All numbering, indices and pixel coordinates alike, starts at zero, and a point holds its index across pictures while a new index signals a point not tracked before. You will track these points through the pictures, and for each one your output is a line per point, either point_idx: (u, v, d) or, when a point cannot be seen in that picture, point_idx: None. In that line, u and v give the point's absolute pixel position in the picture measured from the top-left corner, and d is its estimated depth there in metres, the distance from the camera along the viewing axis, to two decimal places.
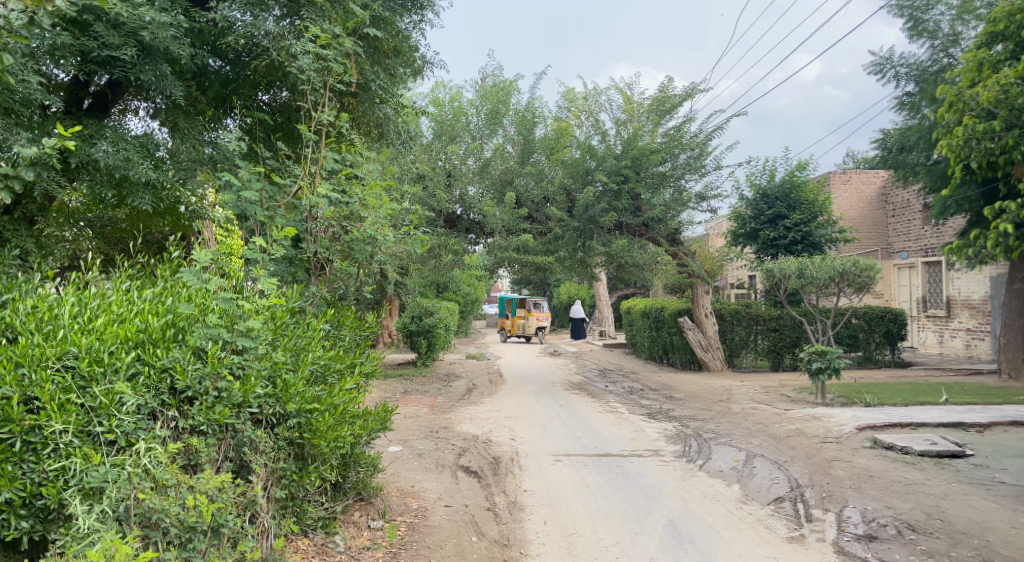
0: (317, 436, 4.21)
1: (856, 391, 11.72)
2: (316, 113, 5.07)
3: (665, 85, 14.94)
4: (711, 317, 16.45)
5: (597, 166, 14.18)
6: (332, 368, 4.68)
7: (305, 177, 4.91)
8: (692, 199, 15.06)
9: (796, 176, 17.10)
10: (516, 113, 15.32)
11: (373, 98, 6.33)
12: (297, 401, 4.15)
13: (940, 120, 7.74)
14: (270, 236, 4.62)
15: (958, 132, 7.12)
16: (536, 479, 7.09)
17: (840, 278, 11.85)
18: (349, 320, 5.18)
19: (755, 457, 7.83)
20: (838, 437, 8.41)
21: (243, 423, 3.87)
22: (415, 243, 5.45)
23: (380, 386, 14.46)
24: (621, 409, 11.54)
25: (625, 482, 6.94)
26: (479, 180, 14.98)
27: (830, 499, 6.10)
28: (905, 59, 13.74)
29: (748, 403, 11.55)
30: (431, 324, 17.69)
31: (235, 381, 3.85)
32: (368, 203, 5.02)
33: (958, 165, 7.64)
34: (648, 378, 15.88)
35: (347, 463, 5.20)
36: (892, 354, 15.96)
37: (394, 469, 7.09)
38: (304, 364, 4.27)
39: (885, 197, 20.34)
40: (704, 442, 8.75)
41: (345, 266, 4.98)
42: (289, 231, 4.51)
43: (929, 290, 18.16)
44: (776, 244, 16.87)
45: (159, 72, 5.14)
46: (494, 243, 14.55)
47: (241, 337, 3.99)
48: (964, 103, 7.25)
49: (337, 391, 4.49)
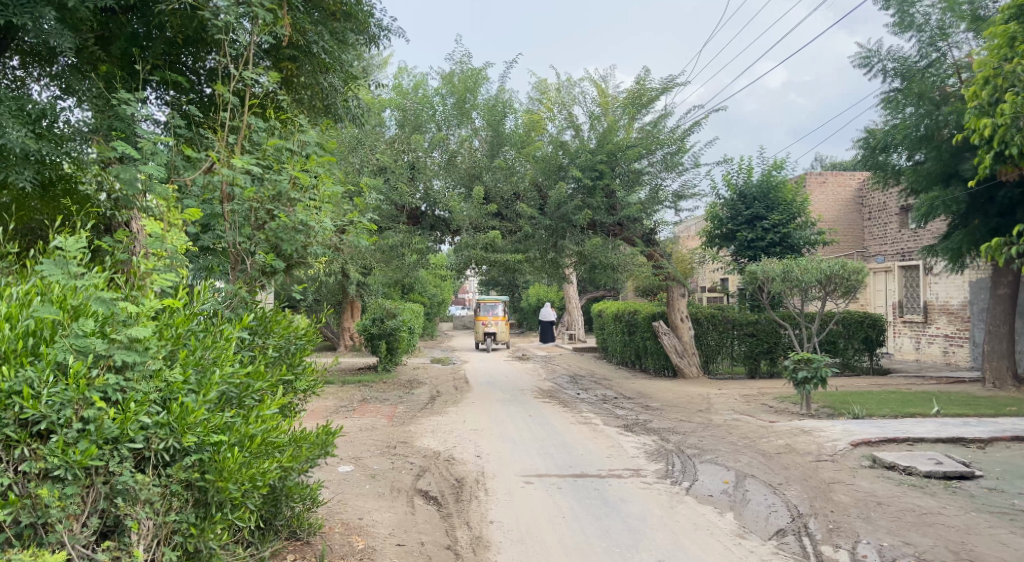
0: (223, 478, 3.14)
1: (842, 401, 11.12)
2: (235, 69, 4.13)
3: (642, 77, 14.26)
4: (687, 321, 15.77)
5: (569, 161, 13.49)
6: (252, 387, 3.64)
7: (220, 147, 3.91)
8: (668, 198, 14.41)
9: (774, 175, 16.57)
10: (485, 103, 14.45)
11: (318, 64, 5.54)
12: (198, 433, 3.09)
13: (975, 100, 7.11)
14: (171, 219, 3.65)
15: (1004, 109, 6.45)
16: (505, 507, 6.21)
17: (827, 282, 11.24)
18: (280, 325, 4.24)
19: (746, 478, 7.10)
20: (833, 455, 7.74)
21: (118, 465, 2.88)
22: (360, 235, 4.47)
23: (337, 394, 13.44)
24: (595, 420, 10.75)
25: (604, 510, 6.12)
26: (446, 173, 13.89)
27: (838, 533, 5.35)
28: (892, 53, 13.29)
29: (730, 414, 10.88)
30: (393, 327, 16.68)
31: (109, 408, 2.87)
32: (300, 181, 4.02)
33: (993, 149, 7.02)
34: (621, 384, 15.18)
35: (276, 497, 4.24)
36: (870, 360, 15.55)
37: (340, 497, 6.15)
38: (209, 385, 3.24)
39: (861, 198, 20.04)
40: (688, 460, 8.00)
41: (270, 259, 3.98)
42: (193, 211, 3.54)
43: (906, 295, 17.83)
44: (754, 246, 16.33)
45: (42, 18, 4.19)
46: (461, 241, 13.60)
47: (122, 350, 3.01)
48: (1005, 78, 6.66)
49: (254, 418, 3.45)
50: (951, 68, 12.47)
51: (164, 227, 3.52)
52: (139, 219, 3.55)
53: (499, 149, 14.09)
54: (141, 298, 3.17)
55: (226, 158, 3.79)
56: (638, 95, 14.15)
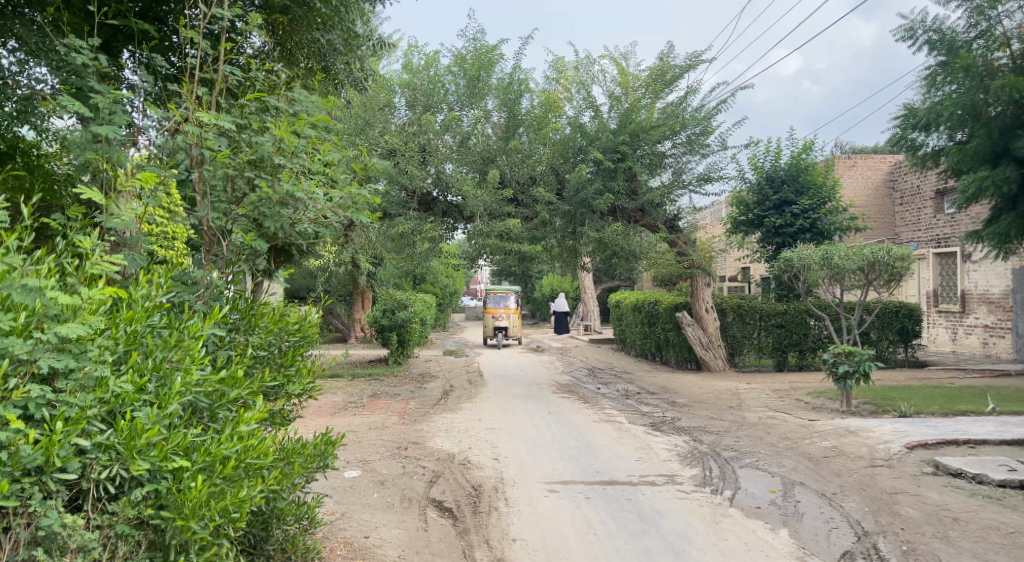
0: (184, 516, 2.43)
1: (886, 397, 10.39)
2: (208, 8, 3.41)
3: (665, 53, 13.47)
4: (712, 312, 15.01)
5: (588, 143, 12.76)
6: (226, 396, 2.92)
7: (187, 100, 3.19)
8: (692, 181, 13.73)
9: (804, 158, 15.70)
10: (501, 83, 13.09)
11: (313, 16, 4.89)
12: (149, 459, 2.40)
13: None
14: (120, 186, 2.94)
15: None
16: (527, 520, 5.53)
17: (869, 269, 10.44)
18: (268, 319, 3.53)
19: (794, 486, 6.40)
20: (888, 458, 7.06)
21: (42, 503, 2.20)
22: (361, 210, 3.61)
23: (347, 389, 12.88)
24: (619, 417, 10.06)
25: (640, 525, 5.43)
26: (459, 157, 12.97)
27: (916, 557, 4.71)
28: (937, 23, 12.43)
29: (764, 411, 10.20)
30: (405, 318, 16.04)
31: (28, 430, 2.20)
32: (286, 143, 3.30)
33: None
34: (642, 378, 14.48)
35: (265, 521, 3.61)
36: (905, 352, 14.76)
37: (344, 509, 5.53)
38: (168, 397, 2.55)
39: (892, 182, 19.16)
40: (726, 464, 7.31)
41: (251, 239, 3.26)
42: (149, 176, 2.85)
43: (941, 283, 17.01)
44: (782, 233, 15.54)
45: None
46: (474, 229, 12.77)
47: (50, 354, 2.33)
48: None
49: (228, 436, 2.75)
50: (1000, 40, 11.68)
51: (110, 196, 2.83)
52: (82, 188, 2.87)
53: (515, 130, 13.26)
54: (81, 288, 2.50)
55: (194, 113, 3.10)
56: (661, 72, 13.37)
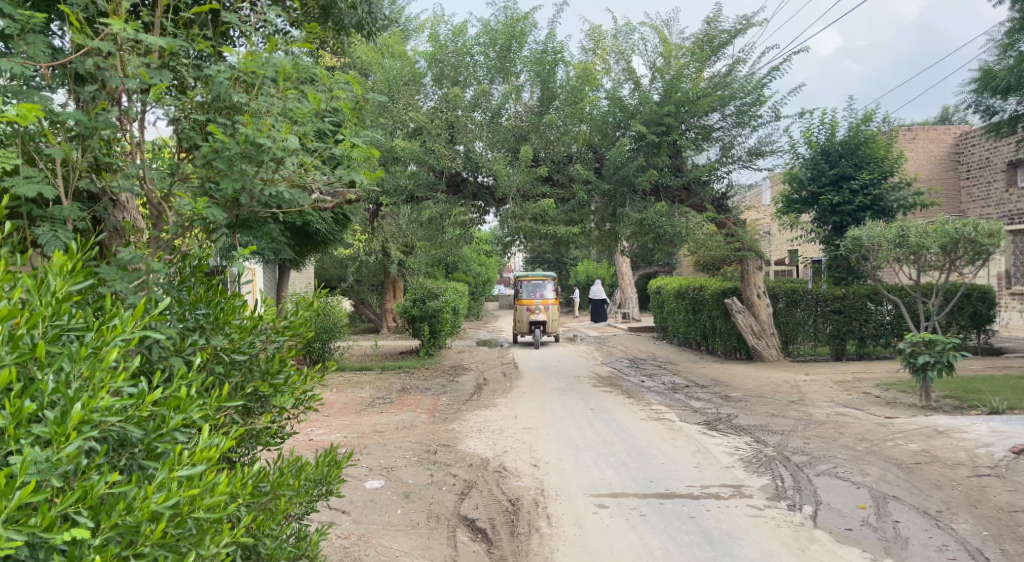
0: None
1: (970, 391, 9.27)
2: None
3: (711, 18, 12.34)
4: (764, 298, 13.94)
5: (629, 117, 11.73)
6: (167, 424, 2.06)
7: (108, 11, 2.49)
8: (742, 155, 12.60)
9: (864, 128, 14.41)
10: (533, 55, 12.14)
11: None
12: (22, 528, 1.57)
13: None
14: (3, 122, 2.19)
15: None
16: (576, 547, 4.65)
17: (952, 247, 9.31)
18: (238, 316, 2.68)
19: (887, 500, 5.43)
20: (994, 467, 6.03)
21: None
22: (355, 166, 2.96)
23: (375, 383, 12.22)
24: (669, 415, 9.14)
25: (708, 553, 4.54)
26: (489, 135, 12.08)
27: None
28: None
29: (831, 406, 9.18)
30: (436, 308, 15.30)
31: None
32: (245, 73, 2.63)
33: None
34: (689, 370, 13.47)
35: None
36: (978, 338, 13.50)
37: (362, 532, 4.78)
38: (68, 431, 1.71)
39: (958, 155, 17.75)
40: (800, 473, 6.34)
41: (202, 205, 2.51)
42: (31, 107, 2.12)
43: (1014, 263, 15.64)
44: (840, 211, 14.37)
45: None
46: (506, 211, 11.92)
47: None
48: None
49: (164, 481, 1.90)
50: None
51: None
52: None
53: (549, 105, 12.33)
54: None
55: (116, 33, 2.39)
56: (707, 39, 12.27)
